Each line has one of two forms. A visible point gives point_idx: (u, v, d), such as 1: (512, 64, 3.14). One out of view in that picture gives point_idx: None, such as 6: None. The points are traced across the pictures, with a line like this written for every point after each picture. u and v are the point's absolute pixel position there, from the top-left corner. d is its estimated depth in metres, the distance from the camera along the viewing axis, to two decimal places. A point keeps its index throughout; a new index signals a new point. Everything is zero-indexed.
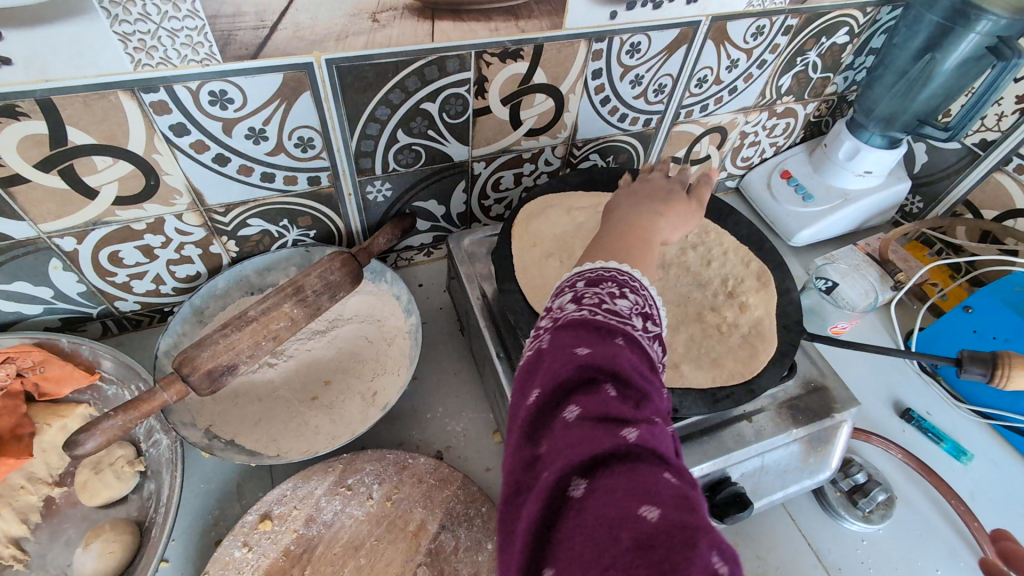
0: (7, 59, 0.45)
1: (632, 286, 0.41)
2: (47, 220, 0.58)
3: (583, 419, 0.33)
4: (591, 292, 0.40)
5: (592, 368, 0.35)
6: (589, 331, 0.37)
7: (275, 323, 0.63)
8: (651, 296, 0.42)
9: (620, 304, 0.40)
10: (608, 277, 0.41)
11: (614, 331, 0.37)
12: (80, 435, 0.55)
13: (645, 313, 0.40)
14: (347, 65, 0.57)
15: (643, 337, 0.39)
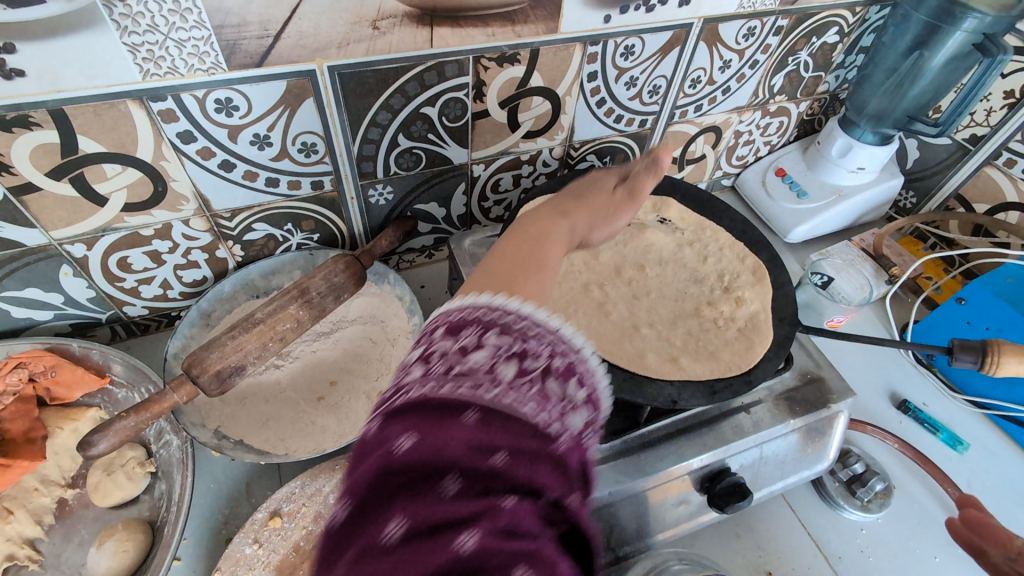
0: (21, 71, 0.47)
1: (500, 322, 0.35)
2: (58, 227, 0.60)
3: (398, 542, 0.27)
4: (444, 346, 0.34)
5: (420, 468, 0.29)
6: (424, 413, 0.31)
7: (281, 324, 0.64)
8: (532, 322, 0.36)
9: (474, 356, 0.33)
10: (471, 319, 0.35)
11: (463, 403, 0.31)
12: (93, 436, 0.56)
13: (514, 355, 0.34)
14: (349, 71, 0.59)
15: (509, 389, 0.32)
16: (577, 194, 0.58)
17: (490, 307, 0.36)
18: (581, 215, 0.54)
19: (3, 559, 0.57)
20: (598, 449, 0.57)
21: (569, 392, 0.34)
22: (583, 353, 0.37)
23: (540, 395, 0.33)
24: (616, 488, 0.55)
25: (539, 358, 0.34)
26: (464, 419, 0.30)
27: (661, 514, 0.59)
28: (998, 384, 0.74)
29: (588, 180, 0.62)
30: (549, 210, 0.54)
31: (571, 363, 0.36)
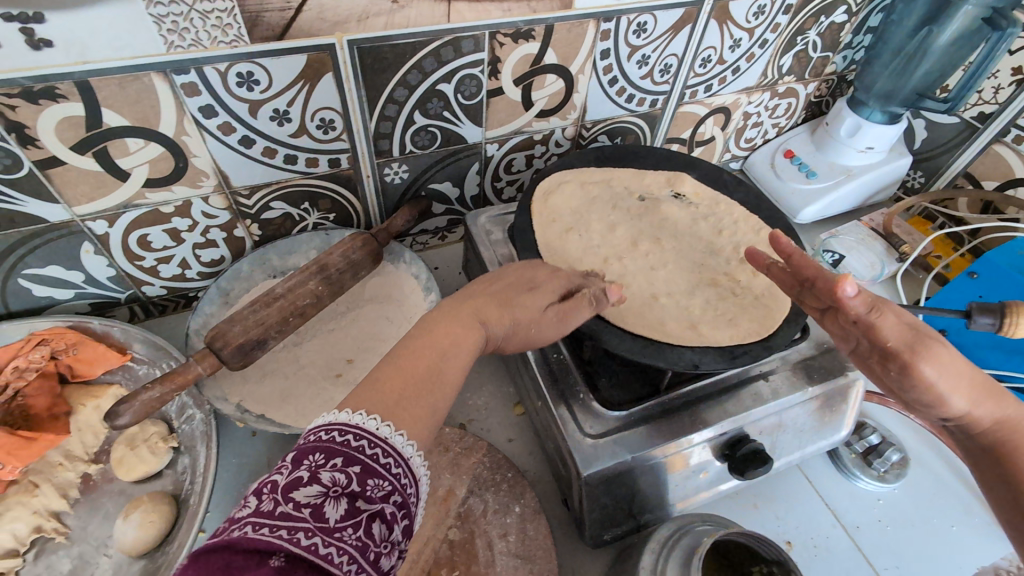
0: (49, 42, 0.48)
1: (348, 452, 0.36)
2: (81, 202, 0.60)
3: None
4: (284, 478, 0.34)
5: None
6: (232, 558, 0.30)
7: (302, 299, 0.65)
8: (381, 451, 0.37)
9: (303, 495, 0.33)
10: (319, 446, 0.36)
11: (273, 549, 0.31)
12: (119, 407, 0.57)
13: (348, 493, 0.34)
14: (367, 46, 0.59)
15: (328, 535, 0.32)
16: (507, 296, 0.53)
17: (344, 433, 0.37)
18: (495, 331, 0.51)
19: (30, 532, 0.58)
20: (619, 416, 0.58)
21: (391, 535, 0.35)
22: (416, 484, 0.39)
23: (361, 539, 0.33)
24: (639, 454, 0.55)
25: (372, 496, 0.35)
26: (269, 564, 0.30)
27: (681, 482, 0.59)
28: (1010, 356, 0.73)
29: (529, 272, 0.57)
30: (465, 313, 0.50)
31: (405, 500, 0.37)
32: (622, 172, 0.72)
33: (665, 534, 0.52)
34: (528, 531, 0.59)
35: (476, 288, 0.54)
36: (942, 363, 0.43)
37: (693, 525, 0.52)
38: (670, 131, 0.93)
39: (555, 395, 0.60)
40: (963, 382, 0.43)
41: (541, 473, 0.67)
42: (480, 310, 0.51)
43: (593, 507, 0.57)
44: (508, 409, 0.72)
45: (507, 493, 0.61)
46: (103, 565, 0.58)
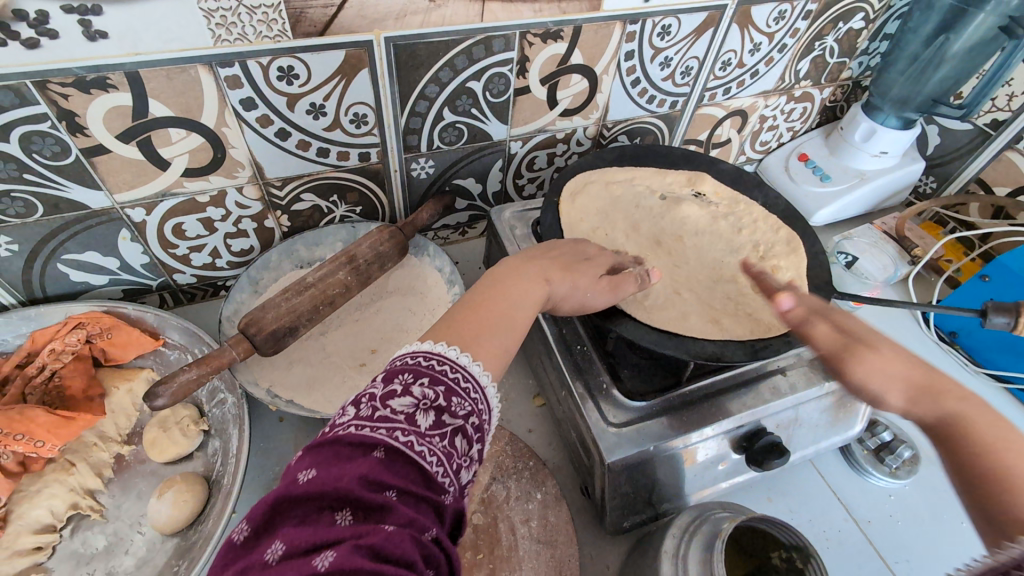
0: (104, 33, 0.49)
1: (435, 374, 0.40)
2: (122, 190, 0.62)
3: (285, 555, 0.31)
4: (380, 389, 0.38)
5: (317, 493, 0.33)
6: (340, 449, 0.35)
7: (332, 289, 0.67)
8: (464, 376, 0.41)
9: (398, 404, 0.37)
10: (409, 365, 0.40)
11: (374, 444, 0.35)
12: (157, 389, 0.58)
13: (435, 407, 0.38)
14: (403, 43, 0.61)
15: (421, 438, 0.36)
16: (564, 262, 0.56)
17: (430, 357, 0.41)
18: (558, 288, 0.52)
19: (66, 508, 0.59)
20: (641, 407, 0.60)
21: (473, 450, 0.39)
22: (492, 412, 0.42)
23: (447, 449, 0.37)
24: (660, 444, 0.57)
25: (456, 413, 0.39)
26: (373, 456, 0.35)
27: (700, 473, 0.61)
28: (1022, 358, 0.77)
29: (581, 246, 0.60)
30: (531, 270, 0.52)
31: (484, 423, 0.41)
32: (644, 171, 0.74)
33: (686, 521, 0.53)
34: (551, 517, 0.60)
35: (534, 253, 0.56)
36: (873, 366, 0.47)
37: (713, 512, 0.53)
38: (687, 133, 0.95)
39: (579, 385, 0.61)
40: (895, 382, 0.46)
41: (561, 463, 0.69)
42: (544, 269, 0.53)
43: (615, 495, 0.58)
44: (528, 401, 0.74)
45: (529, 481, 0.63)
46: (136, 543, 0.59)
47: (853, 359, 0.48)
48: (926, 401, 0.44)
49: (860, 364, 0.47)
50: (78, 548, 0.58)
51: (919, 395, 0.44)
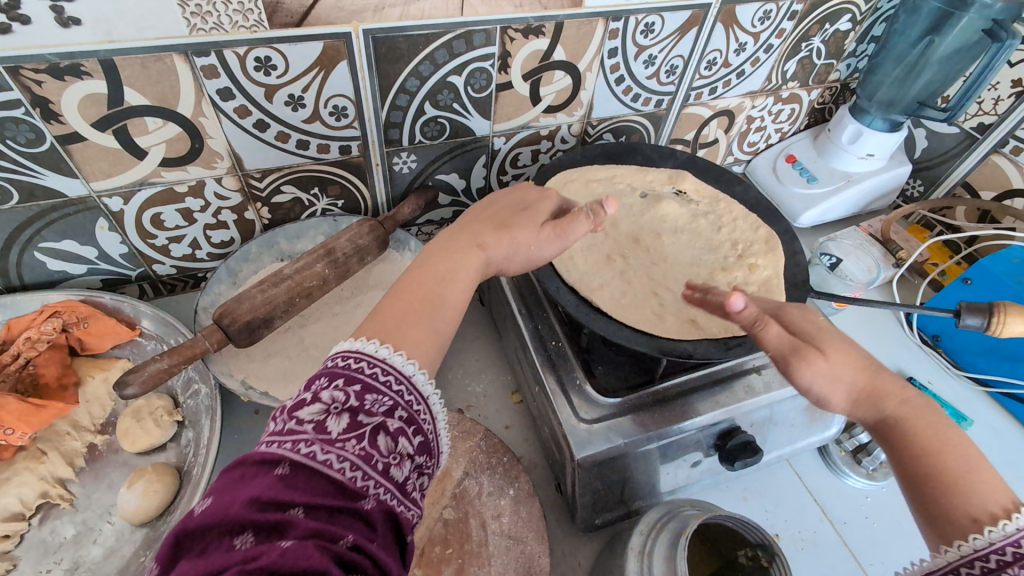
0: (78, 20, 0.49)
1: (350, 374, 0.39)
2: (99, 178, 0.62)
3: None
4: (292, 402, 0.38)
5: (210, 521, 0.32)
6: (244, 471, 0.35)
7: (309, 281, 0.67)
8: (382, 371, 0.40)
9: (306, 414, 0.37)
10: (323, 372, 0.40)
11: (278, 460, 0.35)
12: (129, 377, 0.59)
13: (347, 409, 0.37)
14: (382, 36, 0.61)
15: (329, 445, 0.36)
16: (502, 219, 0.56)
17: (347, 359, 0.41)
18: (496, 253, 0.52)
19: (36, 497, 0.59)
20: (614, 403, 0.60)
21: (398, 446, 0.38)
22: (423, 403, 0.42)
23: (364, 450, 0.36)
24: (631, 440, 0.57)
25: (373, 411, 0.38)
26: (275, 472, 0.34)
27: (673, 471, 0.61)
28: (1003, 362, 0.77)
29: (520, 198, 0.59)
30: (464, 240, 0.52)
31: (412, 415, 0.40)
32: (625, 170, 0.74)
33: (655, 517, 0.53)
34: (521, 513, 0.59)
35: (471, 217, 0.57)
36: (820, 369, 0.46)
37: (683, 509, 0.52)
38: (674, 132, 0.95)
39: (552, 381, 0.61)
40: (840, 386, 0.47)
41: (536, 460, 0.68)
42: (478, 235, 0.53)
43: (586, 491, 0.58)
44: (506, 397, 0.73)
45: (502, 476, 0.62)
46: (105, 532, 0.59)
47: (805, 363, 0.47)
48: (868, 403, 0.47)
49: (809, 367, 0.46)
50: (46, 537, 0.58)
51: (861, 398, 0.47)
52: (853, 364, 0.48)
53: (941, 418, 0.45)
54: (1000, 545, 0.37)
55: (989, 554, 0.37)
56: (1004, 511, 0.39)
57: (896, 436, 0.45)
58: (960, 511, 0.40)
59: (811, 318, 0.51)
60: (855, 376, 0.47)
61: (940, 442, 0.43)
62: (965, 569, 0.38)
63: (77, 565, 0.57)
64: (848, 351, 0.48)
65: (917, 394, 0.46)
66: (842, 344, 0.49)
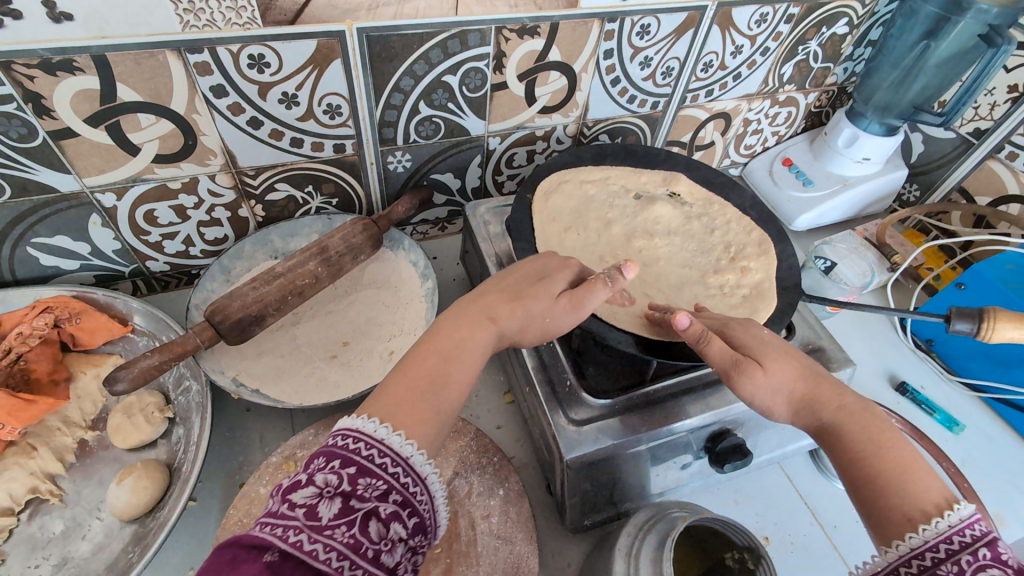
0: (70, 15, 0.49)
1: (346, 455, 0.39)
2: (91, 174, 0.62)
3: None
4: (288, 482, 0.38)
5: None
6: (236, 552, 0.34)
7: (301, 279, 0.67)
8: (378, 453, 0.40)
9: (299, 497, 0.36)
10: (321, 450, 0.39)
11: (268, 545, 0.34)
12: (118, 373, 0.59)
13: (340, 493, 0.37)
14: (376, 34, 0.61)
15: (319, 532, 0.35)
16: (517, 288, 0.55)
17: (346, 437, 0.40)
18: (507, 324, 0.52)
19: (26, 492, 0.59)
20: (603, 405, 0.60)
21: (390, 532, 0.37)
22: (422, 483, 0.41)
23: (355, 538, 0.36)
24: (620, 441, 0.57)
25: (366, 496, 0.37)
26: (263, 559, 0.33)
27: (663, 474, 0.61)
28: (994, 368, 0.77)
29: (540, 264, 0.57)
30: (475, 310, 0.52)
31: (408, 498, 0.39)
32: (619, 171, 0.74)
33: (642, 519, 0.53)
34: (510, 513, 0.59)
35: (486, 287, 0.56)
36: (759, 383, 0.49)
37: (670, 511, 0.52)
38: (670, 134, 0.95)
39: (543, 382, 0.61)
40: (781, 395, 0.50)
41: (527, 460, 0.69)
42: (490, 306, 0.52)
43: (575, 492, 0.58)
44: (498, 398, 0.73)
45: (492, 476, 0.62)
46: (94, 528, 0.59)
47: (746, 375, 0.49)
48: (807, 411, 0.49)
49: (748, 381, 0.49)
50: (35, 533, 0.58)
51: (800, 406, 0.50)
52: (793, 375, 0.50)
53: (878, 423, 0.46)
54: (933, 542, 0.38)
55: (924, 552, 0.38)
56: (937, 509, 0.39)
57: (835, 441, 0.47)
58: (895, 511, 0.41)
59: (754, 331, 0.53)
60: (794, 386, 0.50)
61: (877, 445, 0.45)
62: (902, 569, 0.38)
63: (66, 560, 0.57)
64: (786, 363, 0.50)
65: (854, 401, 0.48)
66: (784, 359, 0.51)
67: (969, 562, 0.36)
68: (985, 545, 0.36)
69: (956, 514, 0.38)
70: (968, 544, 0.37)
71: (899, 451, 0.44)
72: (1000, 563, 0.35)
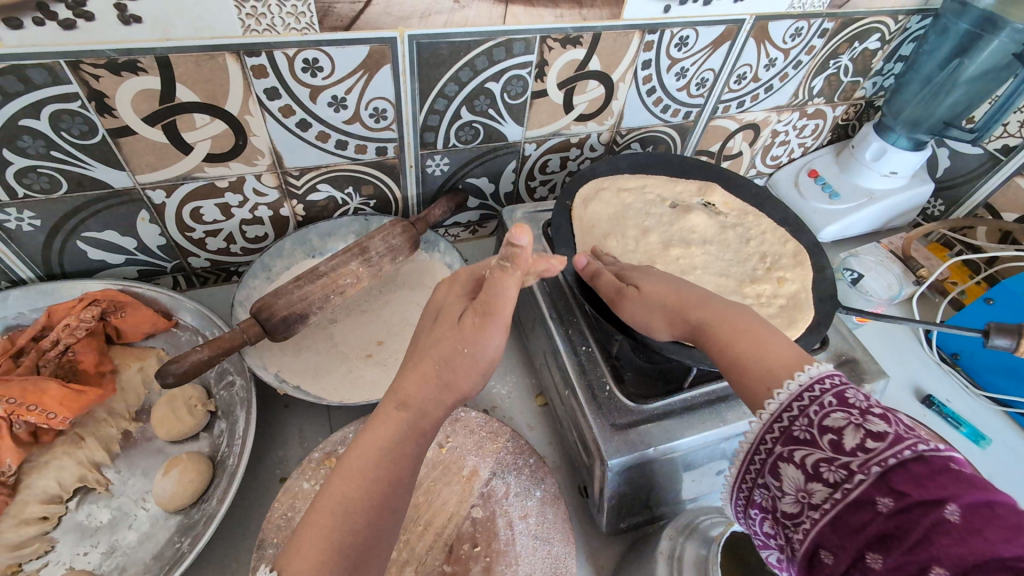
0: (139, 18, 0.51)
1: None
2: (144, 171, 0.63)
3: None
4: None
5: None
6: None
7: (343, 279, 0.68)
8: None
9: None
10: None
11: None
12: (169, 366, 0.60)
13: None
14: (426, 41, 0.62)
15: None
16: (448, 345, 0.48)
17: None
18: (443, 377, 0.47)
19: (74, 481, 0.60)
20: (642, 410, 0.60)
21: None
22: None
23: None
24: (659, 447, 0.58)
25: None
26: None
27: (699, 481, 0.63)
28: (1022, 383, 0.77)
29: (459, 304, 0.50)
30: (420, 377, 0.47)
31: None
32: (654, 181, 0.75)
33: (681, 523, 0.54)
34: (548, 514, 0.60)
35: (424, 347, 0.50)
36: (636, 302, 0.57)
37: (706, 516, 0.53)
38: (699, 144, 0.96)
39: (581, 386, 0.62)
40: (656, 309, 0.56)
41: (558, 462, 0.70)
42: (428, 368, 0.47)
43: (612, 496, 0.59)
44: (529, 399, 0.75)
45: (528, 477, 0.63)
46: (140, 518, 0.60)
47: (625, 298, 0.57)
48: (679, 319, 0.54)
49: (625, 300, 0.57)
50: (82, 521, 0.59)
51: (675, 316, 0.55)
52: (666, 291, 0.56)
53: (738, 317, 0.52)
54: (787, 403, 0.42)
55: (782, 415, 0.42)
56: (791, 373, 0.44)
57: (706, 341, 0.52)
58: (758, 383, 0.45)
59: (647, 270, 0.60)
60: (668, 300, 0.56)
61: (740, 337, 0.50)
62: (768, 436, 0.42)
63: (114, 548, 0.58)
64: (660, 283, 0.57)
65: (716, 302, 0.54)
66: (662, 281, 0.58)
67: (818, 414, 0.40)
68: (832, 394, 0.40)
69: (807, 377, 0.43)
70: (815, 397, 0.41)
71: (755, 336, 0.49)
72: (844, 408, 0.39)
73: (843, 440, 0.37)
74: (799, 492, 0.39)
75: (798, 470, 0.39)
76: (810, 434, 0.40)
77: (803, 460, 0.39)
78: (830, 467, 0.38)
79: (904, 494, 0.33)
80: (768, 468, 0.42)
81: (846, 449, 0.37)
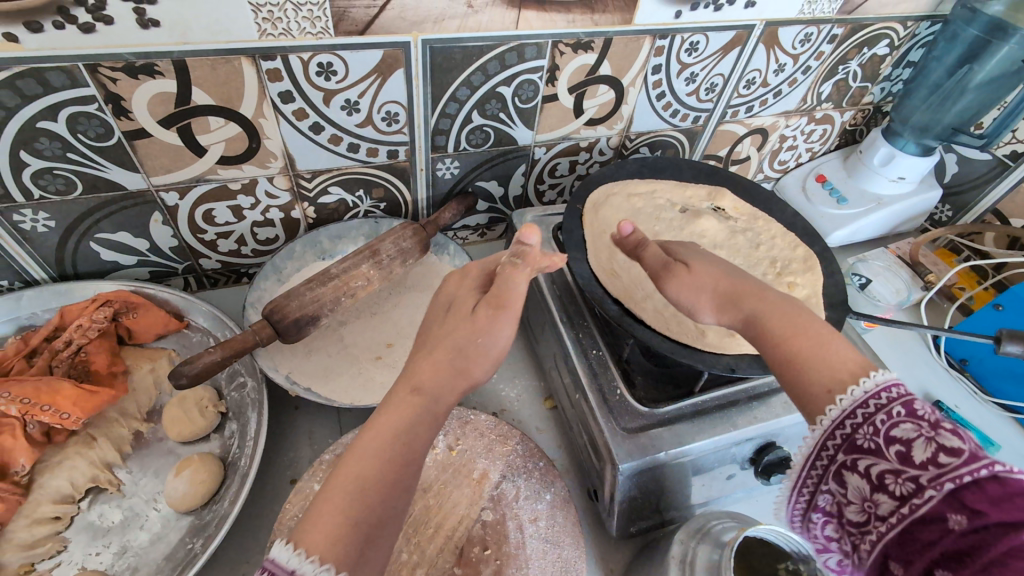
0: (156, 22, 0.51)
1: None
2: (158, 173, 0.64)
3: None
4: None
5: None
6: None
7: (354, 281, 0.68)
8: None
9: None
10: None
11: None
12: (182, 367, 0.60)
13: None
14: (439, 46, 0.63)
15: None
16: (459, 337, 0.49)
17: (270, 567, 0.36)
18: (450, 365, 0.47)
19: (86, 481, 0.61)
20: (653, 414, 0.61)
21: None
22: None
23: None
24: (671, 452, 0.58)
25: None
26: None
27: (708, 485, 0.63)
28: None
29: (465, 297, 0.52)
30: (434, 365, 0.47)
31: None
32: (663, 185, 0.76)
33: (693, 527, 0.54)
34: (558, 517, 0.60)
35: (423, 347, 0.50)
36: (684, 282, 0.56)
37: (718, 521, 0.53)
38: (707, 148, 0.96)
39: (592, 389, 0.63)
40: (705, 292, 0.55)
41: (568, 465, 0.70)
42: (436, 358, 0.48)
43: (622, 499, 0.59)
44: (538, 403, 0.75)
45: (538, 481, 0.63)
46: (151, 518, 0.60)
47: (671, 277, 0.56)
48: (731, 306, 0.53)
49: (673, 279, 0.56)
50: (94, 521, 0.59)
51: (723, 301, 0.54)
52: (719, 277, 0.55)
53: (791, 310, 0.50)
54: (850, 409, 0.40)
55: (844, 421, 0.40)
56: (855, 374, 0.42)
57: (758, 330, 0.50)
58: (816, 383, 0.44)
59: (695, 252, 0.60)
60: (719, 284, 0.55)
61: (797, 329, 0.48)
62: (829, 442, 0.41)
63: (125, 549, 0.58)
64: (711, 267, 0.56)
65: (773, 294, 0.52)
66: (713, 265, 0.57)
67: (884, 423, 0.38)
68: (901, 403, 0.38)
69: (871, 381, 0.40)
70: (883, 404, 0.39)
71: (815, 333, 0.47)
72: (914, 418, 0.37)
73: (913, 453, 0.36)
74: (864, 501, 0.38)
75: (861, 480, 0.38)
76: (875, 444, 0.38)
77: (867, 470, 0.38)
78: (897, 480, 0.36)
79: (980, 514, 0.32)
80: (830, 475, 0.41)
81: (915, 463, 0.36)
